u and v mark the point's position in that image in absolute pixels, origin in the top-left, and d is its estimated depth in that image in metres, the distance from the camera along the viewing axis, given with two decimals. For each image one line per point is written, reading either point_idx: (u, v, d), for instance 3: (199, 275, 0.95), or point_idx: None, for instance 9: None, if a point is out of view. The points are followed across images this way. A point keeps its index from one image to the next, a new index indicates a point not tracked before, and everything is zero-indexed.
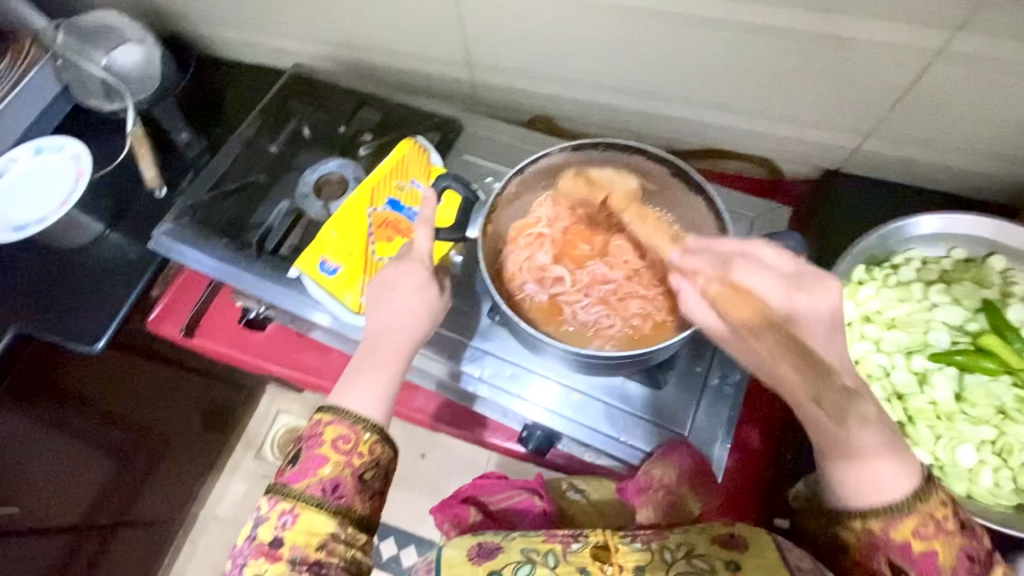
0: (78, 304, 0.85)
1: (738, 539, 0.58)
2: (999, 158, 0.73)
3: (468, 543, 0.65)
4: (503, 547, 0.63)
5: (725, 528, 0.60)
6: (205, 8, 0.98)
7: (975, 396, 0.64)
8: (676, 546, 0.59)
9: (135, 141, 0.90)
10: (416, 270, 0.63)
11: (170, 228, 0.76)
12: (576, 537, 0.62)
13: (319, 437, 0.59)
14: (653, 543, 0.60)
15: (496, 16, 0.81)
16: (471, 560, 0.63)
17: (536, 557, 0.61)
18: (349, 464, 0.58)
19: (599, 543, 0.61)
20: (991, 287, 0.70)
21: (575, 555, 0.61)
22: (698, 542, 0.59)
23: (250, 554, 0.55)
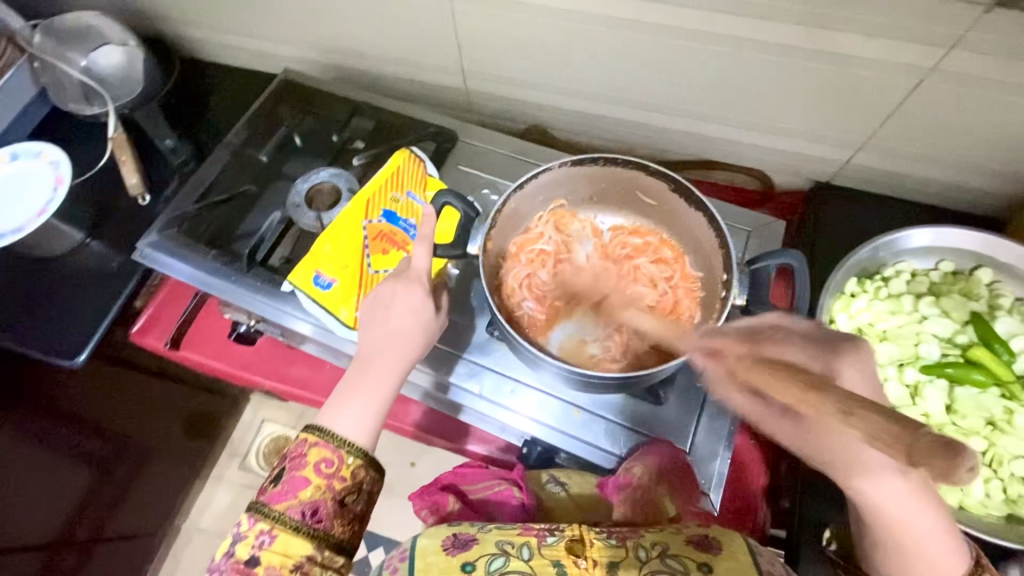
0: (56, 317, 0.82)
1: (712, 541, 0.59)
2: (985, 173, 0.75)
3: (443, 534, 0.66)
4: (477, 538, 0.64)
5: (701, 531, 0.61)
6: (192, 11, 0.95)
7: (965, 407, 0.65)
8: (652, 546, 0.59)
9: (116, 146, 0.88)
10: (414, 289, 0.61)
11: (155, 239, 0.74)
12: (553, 531, 0.62)
13: (300, 458, 0.58)
14: (629, 541, 0.60)
15: (492, 26, 0.80)
16: (446, 551, 0.63)
17: (510, 550, 0.61)
18: (331, 487, 0.58)
19: (574, 537, 0.61)
20: (979, 299, 0.72)
21: (550, 549, 0.60)
22: (673, 543, 0.59)
23: (226, 571, 0.54)
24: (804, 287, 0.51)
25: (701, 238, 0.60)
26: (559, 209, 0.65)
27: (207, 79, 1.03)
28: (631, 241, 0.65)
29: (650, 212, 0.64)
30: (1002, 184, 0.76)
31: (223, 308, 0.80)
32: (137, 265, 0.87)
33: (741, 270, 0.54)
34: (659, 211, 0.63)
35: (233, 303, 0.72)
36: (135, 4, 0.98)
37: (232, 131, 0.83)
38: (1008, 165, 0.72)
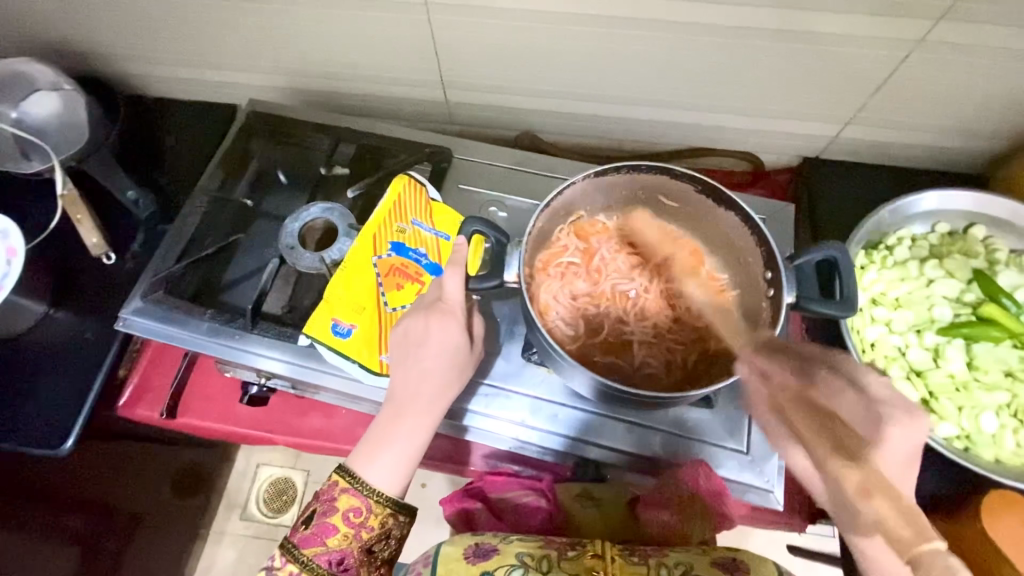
0: (34, 401, 0.75)
1: (739, 565, 0.59)
2: (967, 133, 0.78)
3: (466, 542, 0.64)
4: (500, 548, 0.62)
5: (728, 554, 0.61)
6: (133, 45, 0.86)
7: (986, 363, 0.68)
8: (673, 565, 0.59)
9: (68, 205, 0.80)
10: (448, 322, 0.57)
11: (141, 305, 0.67)
12: (574, 546, 0.62)
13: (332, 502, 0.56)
14: (651, 559, 0.61)
15: (472, 35, 0.76)
16: (467, 560, 0.62)
17: (530, 562, 0.60)
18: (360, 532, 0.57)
19: (596, 554, 0.61)
20: (979, 256, 0.74)
21: (570, 562, 0.60)
22: (697, 564, 0.60)
23: None
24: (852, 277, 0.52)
25: (733, 234, 0.59)
26: (581, 220, 0.62)
27: (157, 116, 0.94)
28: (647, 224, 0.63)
29: (670, 212, 0.62)
30: (980, 144, 0.79)
31: (222, 367, 0.74)
32: (114, 332, 0.79)
33: (786, 267, 0.53)
34: (679, 212, 0.62)
35: (239, 363, 0.67)
36: (63, 44, 0.88)
37: (204, 176, 0.76)
38: (988, 124, 0.76)
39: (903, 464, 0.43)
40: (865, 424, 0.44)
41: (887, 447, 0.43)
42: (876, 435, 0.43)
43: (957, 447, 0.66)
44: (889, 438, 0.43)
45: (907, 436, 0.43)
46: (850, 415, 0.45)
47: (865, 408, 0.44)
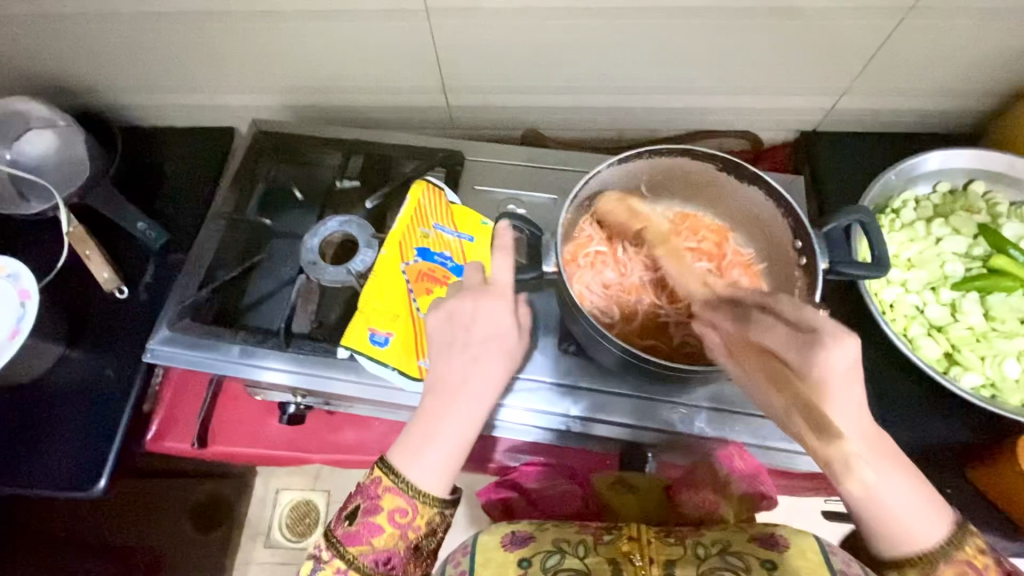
0: (61, 443, 0.73)
1: (780, 540, 0.50)
2: (956, 95, 0.81)
3: (502, 531, 0.56)
4: (534, 535, 0.55)
5: (766, 530, 0.52)
6: (125, 75, 0.85)
7: (1002, 312, 0.71)
8: (710, 544, 0.51)
9: (76, 242, 0.79)
10: (497, 306, 0.56)
11: (168, 334, 0.67)
12: (610, 530, 0.54)
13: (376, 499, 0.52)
14: (688, 539, 0.53)
15: (472, 38, 0.76)
16: (505, 548, 0.54)
17: (567, 547, 0.53)
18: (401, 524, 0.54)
19: (631, 536, 0.53)
20: (981, 211, 0.77)
21: (608, 546, 0.52)
22: (734, 540, 0.52)
23: None
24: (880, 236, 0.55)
25: (754, 209, 0.60)
26: (603, 213, 0.61)
27: (153, 145, 0.93)
28: (630, 201, 0.62)
29: (692, 192, 0.63)
30: (971, 102, 0.82)
31: (254, 390, 0.74)
32: (135, 367, 0.78)
33: (817, 235, 0.55)
34: (701, 191, 0.63)
35: (271, 382, 0.66)
36: (51, 81, 0.86)
37: (217, 200, 0.76)
38: (977, 83, 0.79)
39: (842, 385, 0.44)
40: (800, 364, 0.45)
41: (832, 381, 0.44)
42: (816, 372, 0.44)
43: (985, 395, 0.68)
44: (823, 369, 0.44)
45: (843, 358, 0.44)
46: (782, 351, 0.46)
47: (794, 343, 0.45)
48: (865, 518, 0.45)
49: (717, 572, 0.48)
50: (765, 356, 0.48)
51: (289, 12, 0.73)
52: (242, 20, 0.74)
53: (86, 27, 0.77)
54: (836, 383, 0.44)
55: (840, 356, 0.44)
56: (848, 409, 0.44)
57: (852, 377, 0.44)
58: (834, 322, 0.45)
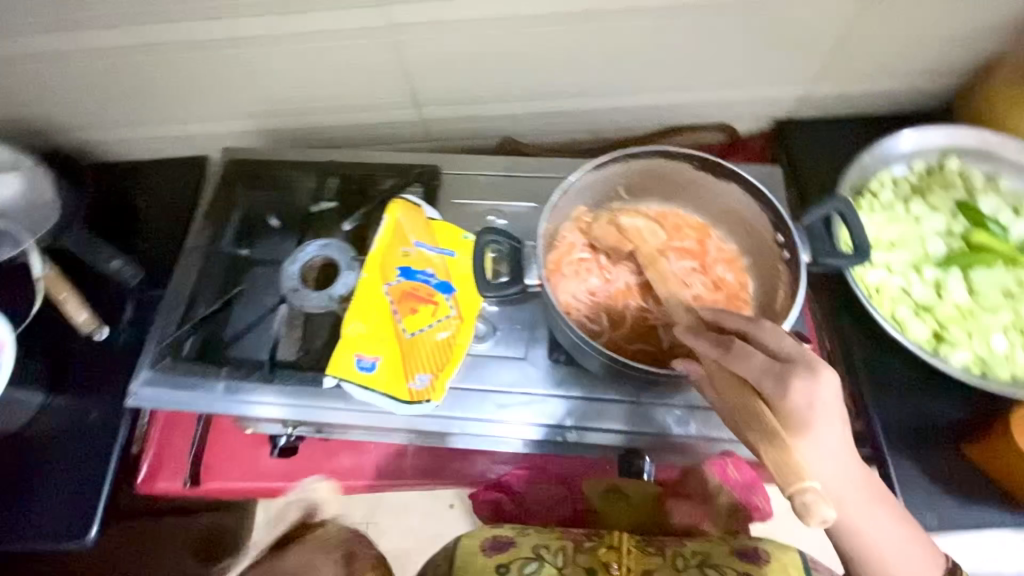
0: (52, 494, 0.72)
1: (760, 554, 0.58)
2: (923, 74, 0.82)
3: (484, 534, 0.61)
4: (516, 541, 0.60)
5: (748, 543, 0.60)
6: (89, 112, 0.83)
7: (985, 287, 0.71)
8: (690, 555, 0.58)
9: (51, 284, 0.77)
10: None
11: (150, 376, 0.65)
12: (591, 537, 0.60)
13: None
14: (668, 549, 0.60)
15: (441, 50, 0.75)
16: (484, 551, 0.59)
17: (545, 555, 0.58)
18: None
19: (611, 544, 0.59)
20: (958, 187, 0.78)
21: (587, 554, 0.58)
22: (715, 553, 0.58)
23: None
24: (859, 222, 0.55)
25: (733, 205, 0.60)
26: (595, 235, 0.61)
27: (125, 181, 0.91)
28: (619, 219, 0.61)
29: (671, 191, 0.63)
30: (939, 80, 0.83)
31: (245, 424, 0.73)
32: (120, 410, 0.76)
33: (796, 226, 0.56)
34: (680, 189, 0.63)
35: (259, 416, 0.65)
36: (14, 123, 0.84)
37: (192, 235, 0.75)
38: (942, 60, 0.79)
39: (824, 419, 0.42)
40: (775, 400, 0.42)
41: (814, 417, 0.42)
42: (793, 403, 0.42)
43: (976, 371, 0.68)
44: (800, 403, 0.42)
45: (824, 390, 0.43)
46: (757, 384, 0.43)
47: (770, 376, 0.43)
48: (853, 553, 0.46)
49: None
50: (740, 389, 0.44)
51: (255, 36, 0.72)
52: (207, 48, 0.74)
53: (48, 65, 0.75)
54: (818, 415, 0.42)
55: (816, 385, 0.42)
56: (832, 449, 0.42)
57: (832, 411, 0.43)
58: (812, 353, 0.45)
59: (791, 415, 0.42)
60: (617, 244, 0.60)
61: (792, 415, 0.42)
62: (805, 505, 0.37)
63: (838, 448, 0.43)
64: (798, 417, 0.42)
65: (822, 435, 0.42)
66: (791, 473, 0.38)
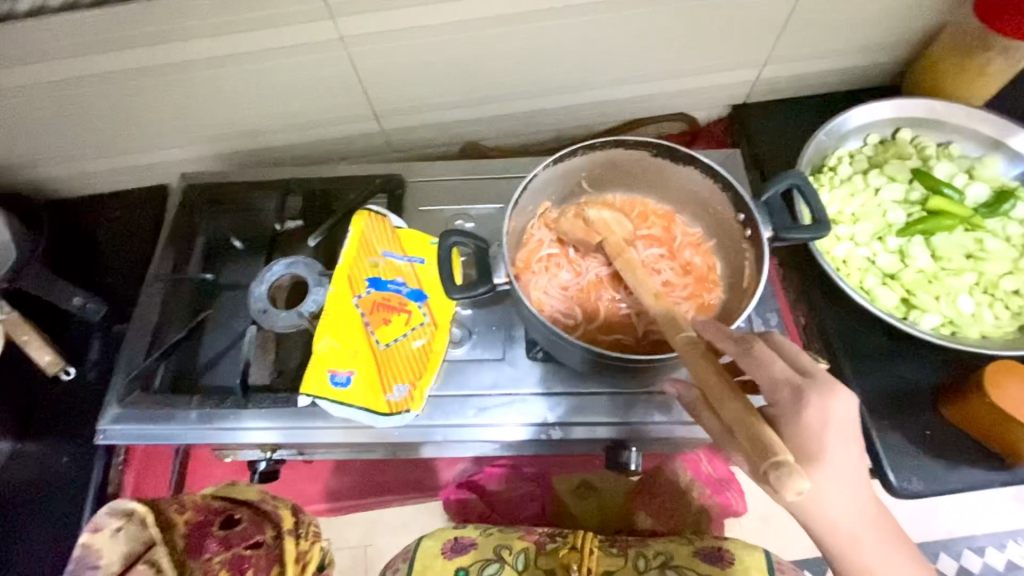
0: (25, 543, 0.70)
1: (725, 555, 0.55)
2: (868, 51, 0.84)
3: (446, 536, 0.59)
4: (478, 542, 0.58)
5: (713, 543, 0.56)
6: (39, 150, 0.81)
7: (947, 251, 0.73)
8: (653, 556, 0.56)
9: (11, 327, 0.71)
10: None
11: (118, 413, 0.63)
12: (553, 538, 0.58)
13: (195, 524, 0.54)
14: (631, 550, 0.57)
15: (396, 60, 0.75)
16: (444, 555, 0.57)
17: (506, 556, 0.57)
18: (221, 557, 0.52)
19: (574, 544, 0.55)
20: (913, 156, 0.79)
21: (548, 556, 0.56)
22: (677, 554, 0.56)
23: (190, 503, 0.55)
24: (818, 195, 0.55)
25: (695, 189, 0.61)
26: (561, 229, 0.61)
27: (86, 217, 0.89)
28: (586, 212, 0.60)
29: (634, 180, 0.63)
30: (885, 55, 0.85)
31: (224, 452, 0.71)
32: (92, 450, 0.74)
33: (756, 204, 0.56)
34: (642, 178, 0.63)
35: (237, 443, 0.63)
36: None
37: (153, 263, 0.73)
38: (886, 36, 0.82)
39: (838, 441, 0.41)
40: (787, 413, 0.42)
41: (827, 439, 0.41)
42: (807, 416, 0.42)
43: (946, 333, 0.69)
44: (813, 419, 0.42)
45: (841, 409, 0.42)
46: (771, 393, 0.43)
47: (787, 386, 0.43)
48: None
49: None
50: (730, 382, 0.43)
51: (204, 60, 0.71)
52: (156, 74, 0.72)
53: None
54: (830, 434, 0.41)
55: (831, 402, 0.42)
56: (844, 474, 0.41)
57: (849, 436, 0.42)
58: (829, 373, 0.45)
59: (801, 431, 0.41)
60: (582, 238, 0.59)
61: (806, 434, 0.41)
62: (779, 479, 0.36)
63: (852, 482, 0.42)
64: (811, 438, 0.41)
65: (834, 464, 0.41)
66: (767, 450, 0.37)
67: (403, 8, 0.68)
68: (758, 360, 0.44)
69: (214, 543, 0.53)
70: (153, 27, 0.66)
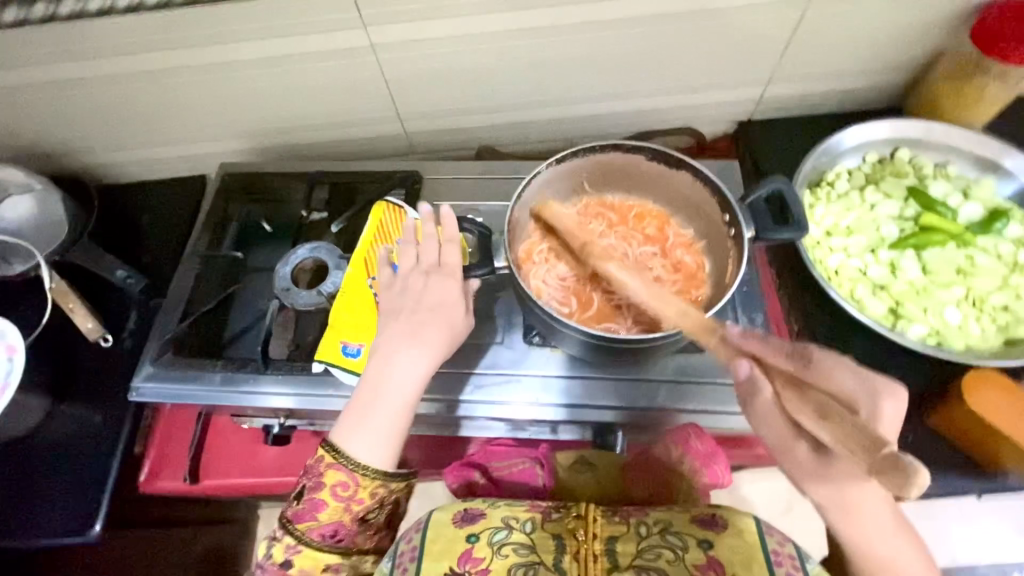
0: (56, 496, 0.75)
1: (719, 520, 0.59)
2: (870, 73, 0.88)
3: (453, 506, 0.62)
4: (486, 513, 0.61)
5: (708, 510, 0.60)
6: (98, 138, 0.90)
7: (937, 266, 0.75)
8: (654, 523, 0.59)
9: (60, 296, 0.82)
10: None
11: (152, 370, 0.70)
12: (557, 507, 0.61)
13: (338, 492, 0.57)
14: (632, 518, 0.60)
15: (420, 65, 0.81)
16: (455, 523, 0.60)
17: (514, 523, 0.59)
18: (356, 518, 0.58)
19: (578, 514, 0.60)
20: (909, 175, 0.82)
21: (554, 522, 0.59)
22: (676, 520, 0.59)
23: (322, 469, 0.57)
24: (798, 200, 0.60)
25: (689, 193, 0.65)
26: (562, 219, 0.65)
27: (133, 201, 0.97)
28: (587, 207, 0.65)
29: (633, 184, 0.68)
30: (886, 78, 0.89)
31: (239, 418, 0.77)
32: (124, 410, 0.80)
33: (741, 207, 0.60)
34: (641, 181, 0.68)
35: (256, 406, 0.69)
36: (28, 149, 0.90)
37: (191, 241, 0.80)
38: (886, 60, 0.85)
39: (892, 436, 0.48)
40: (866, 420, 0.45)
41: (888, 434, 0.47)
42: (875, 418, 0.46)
43: (931, 343, 0.72)
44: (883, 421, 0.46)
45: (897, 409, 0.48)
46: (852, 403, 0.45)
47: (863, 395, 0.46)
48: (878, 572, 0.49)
49: (653, 549, 0.57)
50: (808, 395, 0.45)
51: (247, 61, 0.78)
52: (205, 72, 0.80)
53: (58, 94, 0.81)
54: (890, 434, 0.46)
55: (892, 406, 0.47)
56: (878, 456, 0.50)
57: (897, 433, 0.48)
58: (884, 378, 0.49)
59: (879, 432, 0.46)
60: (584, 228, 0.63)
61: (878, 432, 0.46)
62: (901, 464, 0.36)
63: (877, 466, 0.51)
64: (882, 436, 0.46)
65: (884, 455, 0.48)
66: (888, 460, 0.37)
67: (430, 20, 0.75)
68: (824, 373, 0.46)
69: (350, 520, 0.58)
70: (207, 29, 0.74)
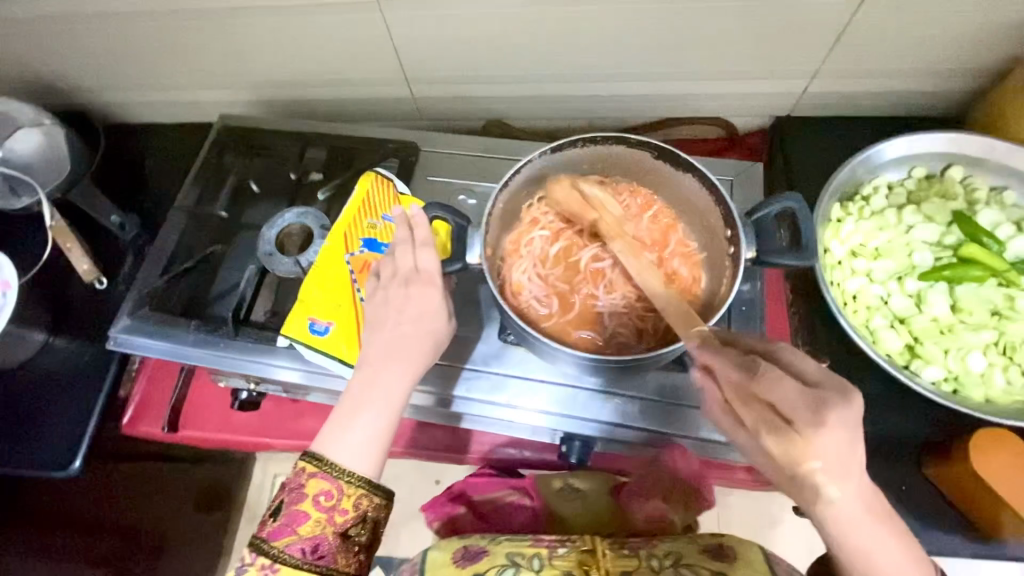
0: (47, 431, 0.76)
1: (726, 550, 0.57)
2: (932, 76, 0.77)
3: (454, 545, 0.62)
4: (488, 549, 0.61)
5: (714, 540, 0.59)
6: (104, 76, 0.88)
7: (969, 304, 0.67)
8: (664, 556, 0.58)
9: (58, 235, 0.81)
10: None
11: (129, 323, 0.69)
12: (563, 542, 0.61)
13: (320, 502, 0.53)
14: (642, 551, 0.59)
15: (429, 29, 0.75)
16: (455, 563, 0.60)
17: (520, 561, 0.59)
18: (340, 535, 0.54)
19: (586, 549, 0.60)
20: (957, 198, 0.73)
21: (562, 559, 0.59)
22: (687, 553, 0.58)
23: (303, 478, 0.54)
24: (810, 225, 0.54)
25: (693, 198, 0.59)
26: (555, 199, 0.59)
27: (139, 143, 0.97)
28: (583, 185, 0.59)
29: (635, 181, 0.62)
30: (949, 84, 0.78)
31: (216, 377, 0.77)
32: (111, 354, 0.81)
33: (745, 223, 0.55)
34: (643, 178, 0.62)
35: (227, 370, 0.69)
36: (35, 82, 0.89)
37: (181, 193, 0.78)
38: (954, 63, 0.75)
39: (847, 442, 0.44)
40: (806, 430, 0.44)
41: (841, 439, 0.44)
42: (821, 426, 0.44)
43: (945, 389, 0.65)
44: (834, 428, 0.44)
45: (846, 415, 0.44)
46: (791, 414, 0.45)
47: (806, 403, 0.45)
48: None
49: None
50: (756, 403, 0.46)
51: (247, 9, 0.74)
52: (206, 19, 0.76)
53: (61, 28, 0.79)
54: (838, 442, 0.44)
55: (847, 412, 0.44)
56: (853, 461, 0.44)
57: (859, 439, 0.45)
58: (839, 378, 0.46)
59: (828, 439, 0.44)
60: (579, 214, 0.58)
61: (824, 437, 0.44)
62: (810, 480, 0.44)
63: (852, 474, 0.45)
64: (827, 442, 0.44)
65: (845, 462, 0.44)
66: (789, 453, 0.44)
67: None
68: (767, 382, 0.46)
69: (330, 539, 0.54)
70: None
